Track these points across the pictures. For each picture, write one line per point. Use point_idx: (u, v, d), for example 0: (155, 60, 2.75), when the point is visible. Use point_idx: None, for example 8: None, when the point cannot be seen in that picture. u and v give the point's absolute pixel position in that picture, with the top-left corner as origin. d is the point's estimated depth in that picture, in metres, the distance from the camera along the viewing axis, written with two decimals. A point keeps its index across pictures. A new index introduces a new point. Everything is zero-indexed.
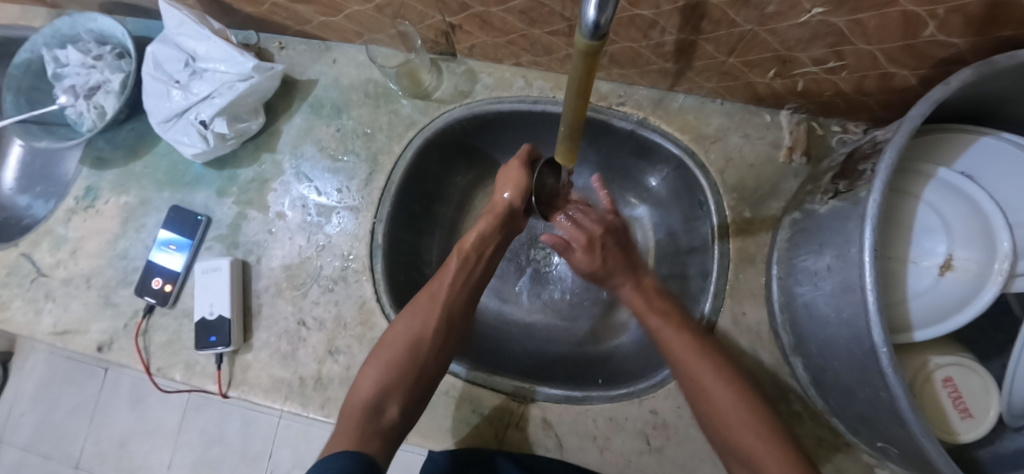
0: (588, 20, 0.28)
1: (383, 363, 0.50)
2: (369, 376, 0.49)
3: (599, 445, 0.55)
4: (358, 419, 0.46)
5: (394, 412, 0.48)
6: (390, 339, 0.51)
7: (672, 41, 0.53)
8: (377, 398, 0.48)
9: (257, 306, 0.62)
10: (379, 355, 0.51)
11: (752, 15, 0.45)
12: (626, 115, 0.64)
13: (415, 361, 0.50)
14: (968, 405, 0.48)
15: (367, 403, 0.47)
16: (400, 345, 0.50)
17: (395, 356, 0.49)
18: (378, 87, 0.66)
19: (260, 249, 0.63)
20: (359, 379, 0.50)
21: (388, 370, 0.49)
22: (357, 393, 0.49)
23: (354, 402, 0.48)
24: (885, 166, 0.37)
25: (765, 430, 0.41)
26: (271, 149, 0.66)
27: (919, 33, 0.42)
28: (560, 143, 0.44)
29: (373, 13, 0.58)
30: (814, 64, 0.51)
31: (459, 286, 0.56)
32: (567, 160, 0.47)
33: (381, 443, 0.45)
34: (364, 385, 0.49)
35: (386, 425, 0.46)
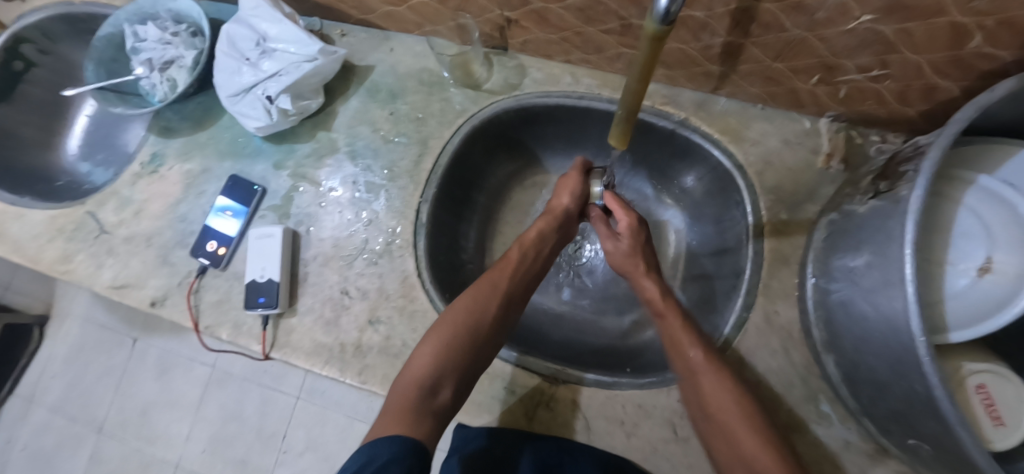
0: (659, 7, 0.31)
1: (442, 342, 0.51)
2: (428, 353, 0.50)
3: (626, 429, 0.57)
4: (416, 400, 0.47)
5: (447, 393, 0.49)
6: (455, 315, 0.53)
7: (720, 43, 0.55)
8: (433, 378, 0.49)
9: (304, 273, 0.65)
10: (435, 334, 0.52)
11: (802, 21, 0.47)
12: (666, 115, 0.67)
13: (474, 348, 0.52)
14: (1001, 414, 0.48)
15: (423, 384, 0.48)
16: (458, 329, 0.51)
17: (459, 334, 0.51)
18: (432, 75, 0.70)
19: (311, 221, 0.67)
20: (415, 354, 0.51)
21: (450, 353, 0.50)
22: (413, 370, 0.50)
23: (409, 379, 0.49)
24: (929, 167, 0.39)
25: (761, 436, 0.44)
26: (328, 128, 0.70)
27: (966, 44, 0.43)
28: (615, 126, 0.47)
29: (435, 5, 0.62)
30: (858, 72, 0.53)
31: (515, 277, 0.58)
32: (619, 141, 0.49)
33: (432, 422, 0.46)
34: (419, 364, 0.50)
35: (437, 407, 0.48)
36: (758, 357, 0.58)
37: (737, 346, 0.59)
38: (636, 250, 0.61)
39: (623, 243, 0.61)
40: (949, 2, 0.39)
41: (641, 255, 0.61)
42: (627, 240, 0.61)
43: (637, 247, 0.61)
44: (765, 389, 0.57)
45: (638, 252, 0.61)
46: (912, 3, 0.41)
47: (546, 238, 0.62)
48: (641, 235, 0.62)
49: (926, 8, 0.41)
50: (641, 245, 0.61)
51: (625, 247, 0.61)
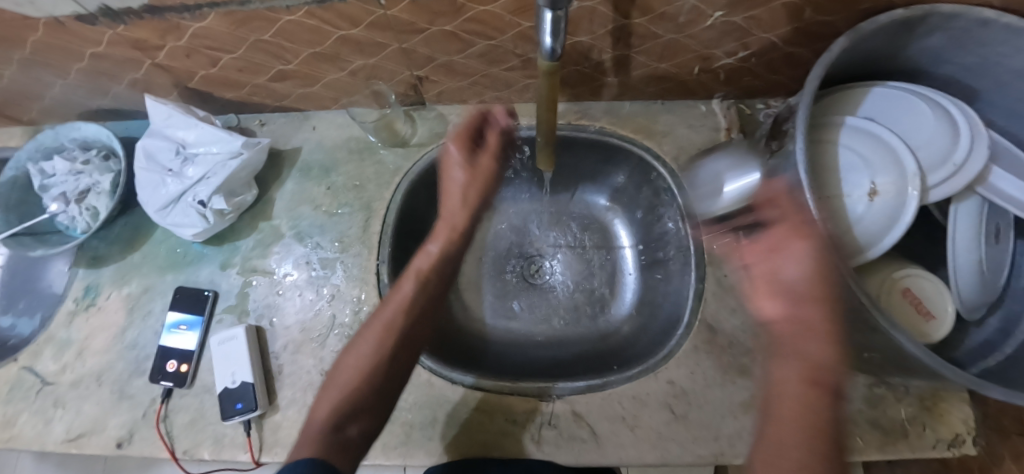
0: (546, 46, 0.36)
1: (347, 383, 0.47)
2: (330, 396, 0.46)
3: (629, 424, 0.59)
4: (319, 434, 0.42)
5: (355, 429, 0.44)
6: (359, 349, 0.50)
7: (610, 58, 0.62)
8: (340, 416, 0.44)
9: (277, 366, 0.63)
10: (338, 376, 0.48)
11: (670, 26, 0.55)
12: (584, 127, 0.72)
13: (372, 382, 0.47)
14: (928, 308, 0.56)
15: (330, 423, 0.43)
16: (356, 364, 0.48)
17: (363, 366, 0.48)
18: (359, 142, 0.72)
19: (272, 311, 0.66)
20: (319, 403, 0.47)
21: (354, 390, 0.46)
22: (319, 413, 0.45)
23: (313, 425, 0.44)
24: (802, 123, 0.46)
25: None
26: (268, 217, 0.70)
27: (800, 18, 0.52)
28: (541, 150, 0.53)
29: (348, 78, 0.66)
30: (728, 56, 0.61)
31: (413, 306, 0.54)
32: (546, 163, 0.55)
33: (342, 457, 0.41)
34: (323, 406, 0.45)
35: (343, 441, 0.43)
36: (724, 320, 0.63)
37: (703, 316, 0.63)
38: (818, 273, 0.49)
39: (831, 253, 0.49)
40: None
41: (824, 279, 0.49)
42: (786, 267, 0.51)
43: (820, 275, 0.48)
44: (738, 348, 0.62)
45: (827, 273, 0.48)
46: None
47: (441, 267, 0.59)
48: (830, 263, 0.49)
49: None
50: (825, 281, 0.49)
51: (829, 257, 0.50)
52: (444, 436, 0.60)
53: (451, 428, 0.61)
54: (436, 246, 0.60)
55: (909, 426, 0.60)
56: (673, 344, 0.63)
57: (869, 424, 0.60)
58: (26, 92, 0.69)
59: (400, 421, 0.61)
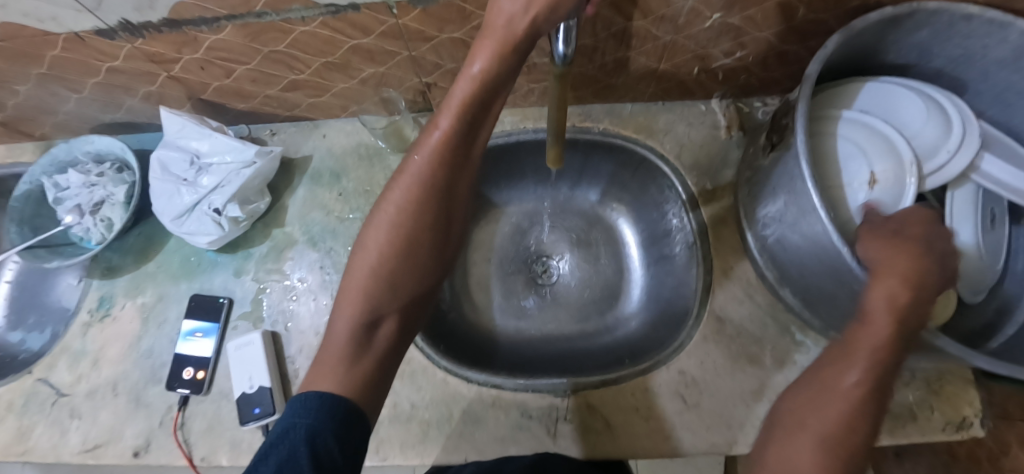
0: (558, 50, 0.40)
1: (362, 290, 0.44)
2: (346, 310, 0.44)
3: (643, 415, 0.60)
4: (344, 364, 0.42)
5: (387, 329, 0.46)
6: (389, 223, 0.45)
7: (611, 60, 0.64)
8: (364, 327, 0.44)
9: (293, 370, 0.64)
10: (352, 281, 0.45)
11: (670, 28, 0.57)
12: (587, 129, 0.74)
13: (385, 289, 0.45)
14: None
15: (351, 342, 0.43)
16: (386, 254, 0.45)
17: (392, 257, 0.45)
18: (368, 149, 0.74)
19: (286, 316, 0.66)
20: (337, 311, 0.45)
21: (372, 300, 0.44)
22: (337, 329, 0.44)
23: (334, 341, 0.44)
24: (802, 115, 0.48)
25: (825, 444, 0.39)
26: (280, 223, 0.71)
27: (794, 16, 0.55)
28: (550, 149, 0.54)
29: (357, 86, 0.68)
30: (725, 56, 0.64)
31: (437, 169, 0.45)
32: (555, 163, 0.56)
33: (375, 364, 0.44)
34: (345, 312, 0.44)
35: (376, 347, 0.45)
36: (732, 311, 0.64)
37: (711, 308, 0.65)
38: (916, 256, 0.41)
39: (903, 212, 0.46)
40: None
41: (911, 264, 0.41)
42: (892, 255, 0.42)
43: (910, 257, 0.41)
44: (747, 338, 0.63)
45: (917, 260, 0.41)
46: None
47: (468, 104, 0.42)
48: (924, 256, 0.42)
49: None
50: (931, 274, 0.41)
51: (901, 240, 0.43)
52: (461, 434, 0.61)
53: (468, 426, 0.61)
54: (459, 90, 0.42)
55: (917, 410, 0.61)
56: (683, 336, 0.64)
57: None
58: (40, 108, 0.70)
59: (417, 419, 0.61)
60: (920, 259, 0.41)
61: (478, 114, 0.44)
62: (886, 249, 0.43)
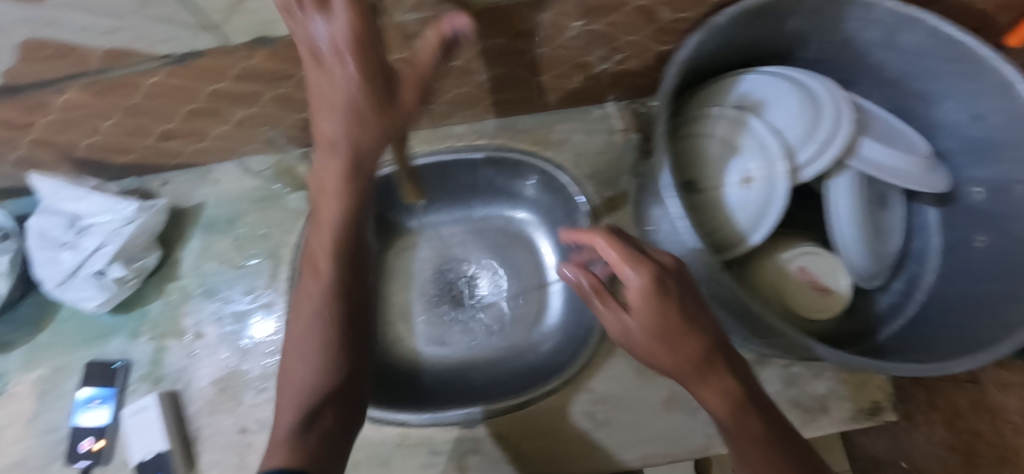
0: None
1: (314, 362, 0.46)
2: (286, 410, 0.43)
3: (553, 438, 0.59)
4: (292, 442, 0.40)
5: (331, 416, 0.44)
6: (307, 314, 0.48)
7: (489, 77, 0.63)
8: (305, 416, 0.42)
9: (196, 429, 0.62)
10: (291, 373, 0.46)
11: (534, 41, 0.56)
12: (482, 145, 0.71)
13: (316, 357, 0.46)
14: (825, 283, 0.57)
15: (304, 405, 0.43)
16: (308, 333, 0.47)
17: (320, 337, 0.47)
18: (261, 190, 0.71)
19: (187, 374, 0.64)
20: (295, 369, 0.46)
21: (317, 374, 0.45)
22: (279, 430, 0.42)
23: (275, 441, 0.41)
24: (662, 123, 0.46)
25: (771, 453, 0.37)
26: (175, 277, 0.68)
27: (658, 16, 0.54)
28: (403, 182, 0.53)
29: (235, 129, 0.66)
30: (604, 62, 0.63)
31: (336, 260, 0.50)
32: None
33: (326, 452, 0.41)
34: (291, 401, 0.44)
35: (321, 433, 0.42)
36: None
37: None
38: (651, 275, 0.40)
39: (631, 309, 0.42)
40: None
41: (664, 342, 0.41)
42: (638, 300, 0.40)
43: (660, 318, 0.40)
44: None
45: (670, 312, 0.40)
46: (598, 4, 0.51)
47: (342, 189, 0.50)
48: (667, 291, 0.40)
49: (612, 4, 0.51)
50: (671, 314, 0.40)
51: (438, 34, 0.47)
52: None
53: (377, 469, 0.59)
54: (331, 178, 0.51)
55: (828, 401, 0.60)
56: (592, 350, 0.62)
57: (790, 403, 0.60)
58: None
59: None
60: (664, 290, 0.40)
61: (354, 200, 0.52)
62: (614, 313, 0.44)
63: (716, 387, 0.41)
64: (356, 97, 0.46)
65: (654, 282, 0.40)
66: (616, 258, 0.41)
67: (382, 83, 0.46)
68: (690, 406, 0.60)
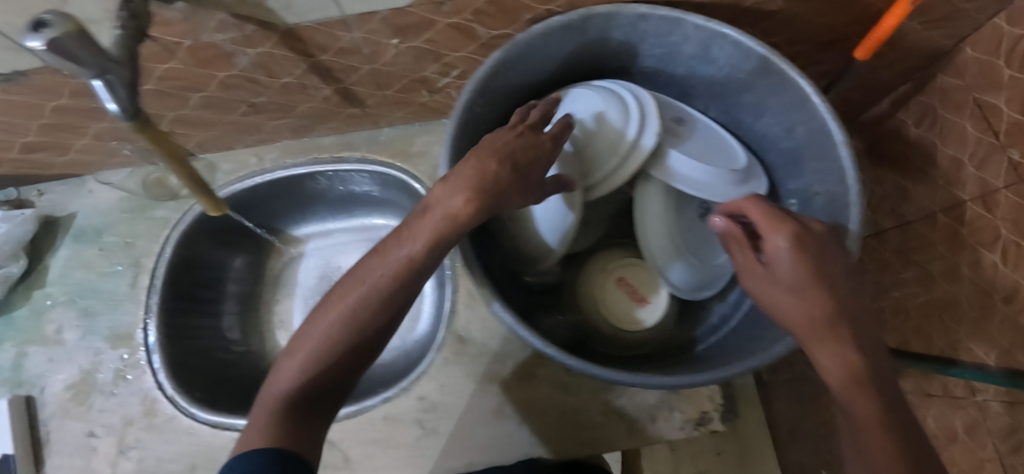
0: (112, 109, 0.40)
1: (301, 366, 0.39)
2: (290, 370, 0.39)
3: (382, 445, 0.60)
4: (274, 421, 0.38)
5: (322, 398, 0.40)
6: (357, 299, 0.40)
7: (332, 92, 0.65)
8: (306, 390, 0.39)
9: (46, 433, 0.63)
10: (290, 360, 0.40)
11: (360, 58, 0.59)
12: (345, 158, 0.74)
13: (370, 348, 0.41)
14: (642, 295, 0.64)
15: (287, 409, 0.38)
16: (371, 315, 0.40)
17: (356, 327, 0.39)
18: (132, 201, 0.74)
19: (43, 379, 0.66)
20: (278, 371, 0.40)
21: (308, 378, 0.39)
22: (275, 387, 0.40)
23: (269, 399, 0.39)
24: (447, 146, 0.50)
25: (896, 438, 0.34)
26: (41, 285, 0.71)
27: (478, 33, 0.57)
28: (199, 196, 0.56)
29: (96, 142, 0.68)
30: (442, 77, 0.65)
31: (427, 251, 0.41)
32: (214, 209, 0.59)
33: (298, 431, 0.38)
34: (285, 377, 0.39)
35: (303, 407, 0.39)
36: (472, 330, 0.65)
37: (453, 329, 0.65)
38: (812, 279, 0.42)
39: (776, 269, 0.45)
40: (429, 14, 0.51)
41: (846, 336, 0.40)
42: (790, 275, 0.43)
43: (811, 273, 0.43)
44: (489, 355, 0.63)
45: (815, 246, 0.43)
46: (405, 22, 0.52)
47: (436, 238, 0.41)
48: (808, 248, 0.43)
49: (420, 23, 0.53)
50: (823, 268, 0.42)
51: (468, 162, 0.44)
52: None
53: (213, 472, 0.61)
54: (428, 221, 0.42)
55: (657, 410, 0.61)
56: (430, 359, 0.64)
57: (619, 412, 0.61)
58: None
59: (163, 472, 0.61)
60: (807, 251, 0.43)
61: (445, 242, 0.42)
62: (750, 260, 0.48)
63: (835, 354, 0.39)
64: (513, 151, 0.45)
65: (796, 247, 0.43)
66: (761, 217, 0.46)
67: (517, 174, 0.45)
68: (518, 415, 0.61)
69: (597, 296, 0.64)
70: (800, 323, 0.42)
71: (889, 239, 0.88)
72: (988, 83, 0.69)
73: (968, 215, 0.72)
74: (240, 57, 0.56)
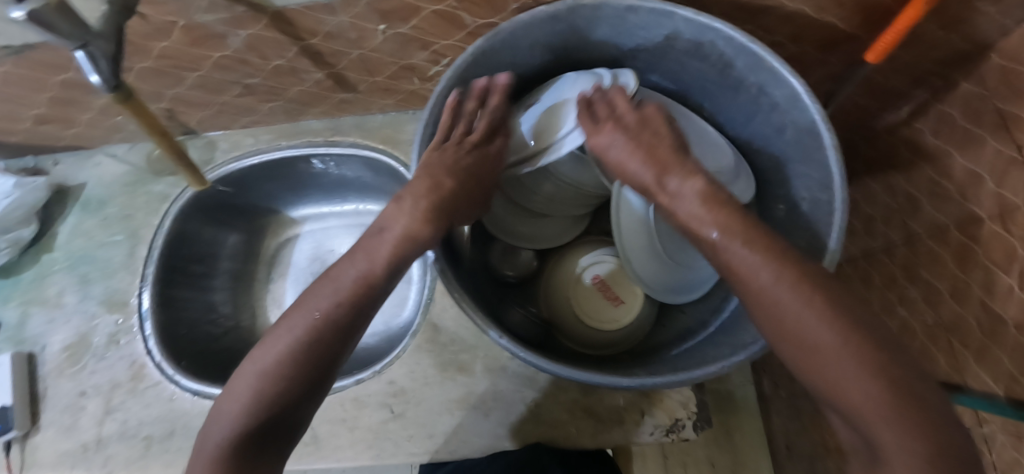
0: (94, 81, 0.42)
1: (239, 408, 0.39)
2: (227, 417, 0.39)
3: (349, 426, 0.61)
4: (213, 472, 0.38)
5: (266, 440, 0.40)
6: (285, 341, 0.40)
7: (323, 76, 0.66)
8: (248, 434, 0.39)
9: (42, 389, 0.67)
10: (234, 399, 0.40)
11: (347, 43, 0.59)
12: (338, 142, 0.76)
13: (313, 392, 0.41)
14: (616, 293, 0.63)
15: (231, 453, 0.38)
16: (302, 355, 0.40)
17: (285, 370, 0.39)
18: (135, 174, 0.77)
19: (43, 339, 0.70)
20: (214, 420, 0.40)
21: (252, 417, 0.39)
22: (215, 434, 0.39)
23: (208, 447, 0.39)
24: (421, 133, 0.50)
25: (857, 333, 0.34)
26: (49, 250, 0.75)
27: (463, 20, 0.56)
28: (181, 170, 0.57)
29: (102, 117, 0.71)
30: (431, 64, 0.65)
31: (353, 292, 0.42)
32: (196, 183, 0.60)
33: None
34: (223, 424, 0.39)
35: (247, 451, 0.39)
36: (445, 319, 0.65)
37: (429, 317, 0.65)
38: (715, 215, 0.43)
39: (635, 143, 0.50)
40: (411, 0, 0.51)
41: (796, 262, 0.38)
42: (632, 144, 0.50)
43: (644, 150, 0.49)
44: (460, 344, 0.64)
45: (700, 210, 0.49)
46: (390, 8, 0.53)
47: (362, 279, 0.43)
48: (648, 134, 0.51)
49: (403, 9, 0.53)
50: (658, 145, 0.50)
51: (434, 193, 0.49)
52: (182, 447, 0.63)
53: (188, 440, 0.63)
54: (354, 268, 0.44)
55: (626, 413, 0.59)
56: (403, 344, 0.64)
57: (586, 412, 0.60)
58: None
59: (143, 435, 0.64)
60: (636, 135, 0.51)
61: (371, 283, 0.44)
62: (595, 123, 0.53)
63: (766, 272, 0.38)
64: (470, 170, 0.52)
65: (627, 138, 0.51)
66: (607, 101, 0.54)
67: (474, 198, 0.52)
68: (484, 407, 0.60)
69: (573, 292, 0.63)
70: (743, 274, 0.39)
71: (897, 255, 0.84)
72: (1010, 92, 0.64)
73: (980, 233, 0.67)
74: (231, 38, 0.57)
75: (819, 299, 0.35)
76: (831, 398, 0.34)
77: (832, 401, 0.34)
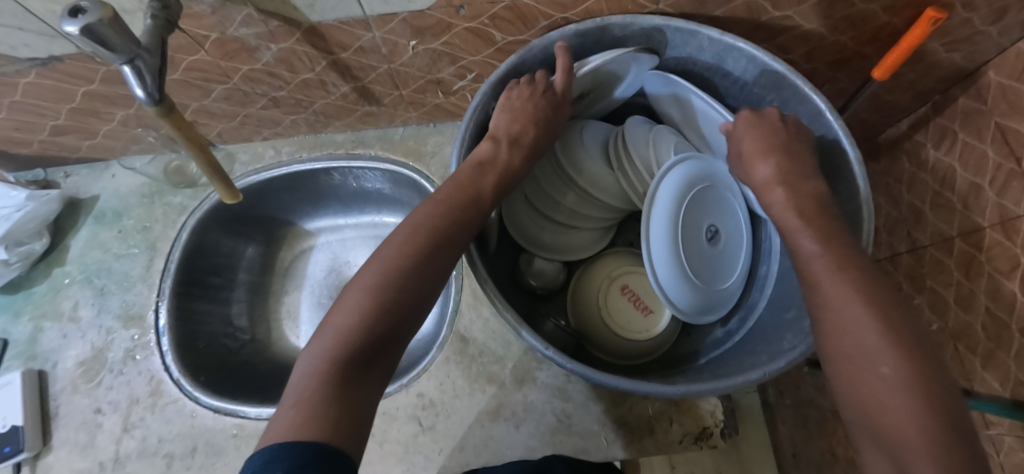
0: (139, 95, 0.42)
1: (349, 317, 0.35)
2: (333, 330, 0.35)
3: (378, 439, 0.61)
4: (324, 384, 0.32)
5: (374, 358, 0.36)
6: (390, 254, 0.40)
7: (350, 90, 0.67)
8: (359, 346, 0.35)
9: (54, 408, 0.65)
10: (334, 322, 0.36)
11: (378, 57, 0.60)
12: (360, 154, 0.76)
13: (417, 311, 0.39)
14: (646, 303, 0.65)
15: (336, 376, 0.33)
16: (410, 266, 0.39)
17: (399, 275, 0.38)
18: (153, 186, 0.77)
19: (57, 354, 0.68)
20: (313, 340, 0.36)
21: (363, 328, 0.35)
22: (316, 352, 0.35)
23: (311, 364, 0.34)
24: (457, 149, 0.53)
25: (915, 362, 0.33)
26: (61, 263, 0.73)
27: (494, 37, 0.57)
28: (213, 182, 0.57)
29: (121, 128, 0.71)
30: (458, 79, 0.66)
31: (450, 219, 0.44)
32: (230, 195, 0.59)
33: (351, 398, 0.33)
34: (329, 336, 0.35)
35: (355, 365, 0.34)
36: (472, 330, 0.65)
37: (456, 328, 0.66)
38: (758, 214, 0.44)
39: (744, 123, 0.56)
40: (446, 17, 0.52)
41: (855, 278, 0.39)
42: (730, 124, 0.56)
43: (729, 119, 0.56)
44: (489, 356, 0.64)
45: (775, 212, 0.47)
46: (424, 24, 0.54)
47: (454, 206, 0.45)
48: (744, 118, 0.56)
49: (438, 25, 0.54)
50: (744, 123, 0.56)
51: (485, 175, 0.50)
52: (203, 464, 0.61)
53: (210, 457, 0.61)
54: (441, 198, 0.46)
55: (656, 423, 0.60)
56: (431, 356, 0.64)
57: (615, 423, 0.60)
58: None
59: (163, 453, 0.62)
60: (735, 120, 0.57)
61: (463, 215, 0.45)
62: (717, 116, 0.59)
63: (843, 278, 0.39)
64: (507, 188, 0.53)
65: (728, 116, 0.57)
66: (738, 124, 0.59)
67: None
68: (514, 419, 0.61)
69: (603, 300, 0.65)
70: None
71: (902, 264, 0.87)
72: (1009, 108, 0.66)
73: (983, 241, 0.70)
74: (263, 52, 0.57)
75: (894, 326, 0.35)
76: (873, 424, 0.33)
77: (865, 414, 0.34)
